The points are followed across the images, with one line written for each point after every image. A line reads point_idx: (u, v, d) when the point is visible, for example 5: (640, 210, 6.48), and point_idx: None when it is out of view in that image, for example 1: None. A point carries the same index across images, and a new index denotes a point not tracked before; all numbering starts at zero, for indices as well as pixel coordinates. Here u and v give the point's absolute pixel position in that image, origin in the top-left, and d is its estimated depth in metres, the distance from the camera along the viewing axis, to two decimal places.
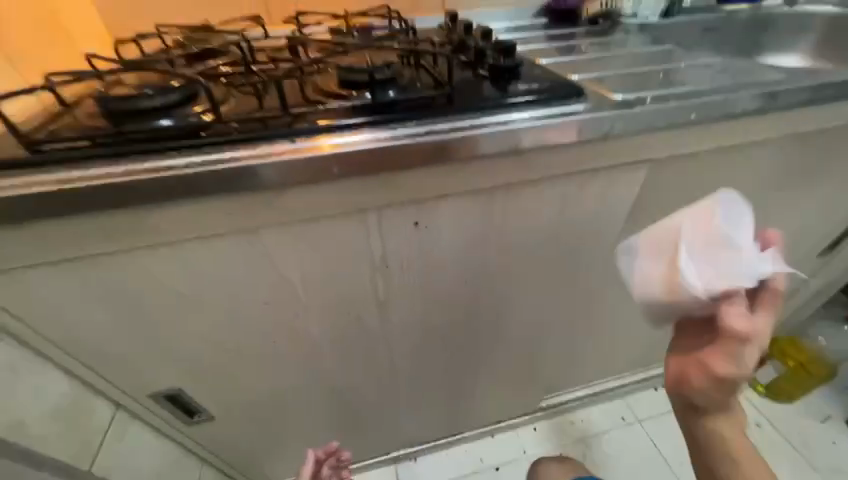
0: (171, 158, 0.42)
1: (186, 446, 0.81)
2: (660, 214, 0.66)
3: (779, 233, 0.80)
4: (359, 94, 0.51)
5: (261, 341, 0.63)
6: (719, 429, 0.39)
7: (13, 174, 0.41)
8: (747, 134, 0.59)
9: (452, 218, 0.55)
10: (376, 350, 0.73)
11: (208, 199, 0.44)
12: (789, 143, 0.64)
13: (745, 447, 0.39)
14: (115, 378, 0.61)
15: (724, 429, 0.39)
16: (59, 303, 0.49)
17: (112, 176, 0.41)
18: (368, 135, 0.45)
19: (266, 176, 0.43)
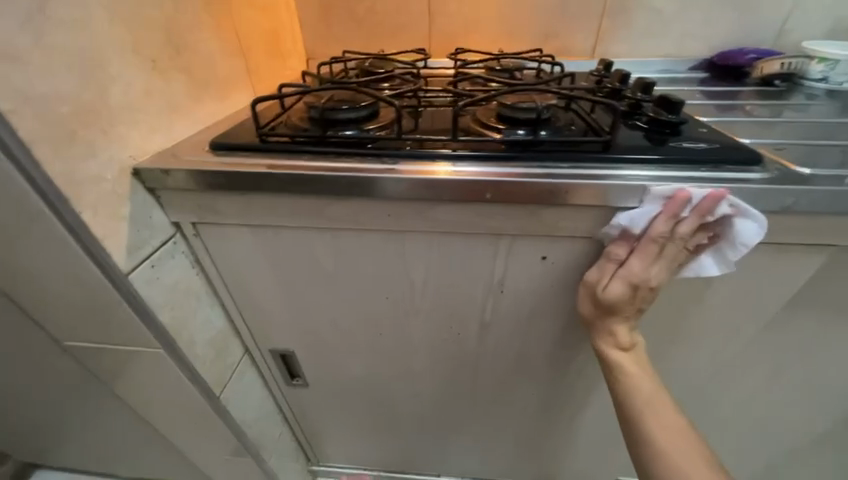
0: (357, 163, 0.51)
1: (279, 401, 0.93)
2: (832, 309, 0.56)
3: None
4: (516, 131, 0.55)
5: (370, 330, 0.70)
6: (626, 361, 0.55)
7: (247, 154, 0.53)
8: None
9: (579, 259, 0.55)
10: (464, 367, 0.75)
11: (372, 200, 0.51)
12: None
13: (652, 386, 0.53)
14: (254, 328, 0.73)
15: (632, 364, 0.54)
16: (240, 260, 0.61)
17: (312, 168, 0.50)
18: (525, 171, 0.48)
19: (427, 190, 0.49)
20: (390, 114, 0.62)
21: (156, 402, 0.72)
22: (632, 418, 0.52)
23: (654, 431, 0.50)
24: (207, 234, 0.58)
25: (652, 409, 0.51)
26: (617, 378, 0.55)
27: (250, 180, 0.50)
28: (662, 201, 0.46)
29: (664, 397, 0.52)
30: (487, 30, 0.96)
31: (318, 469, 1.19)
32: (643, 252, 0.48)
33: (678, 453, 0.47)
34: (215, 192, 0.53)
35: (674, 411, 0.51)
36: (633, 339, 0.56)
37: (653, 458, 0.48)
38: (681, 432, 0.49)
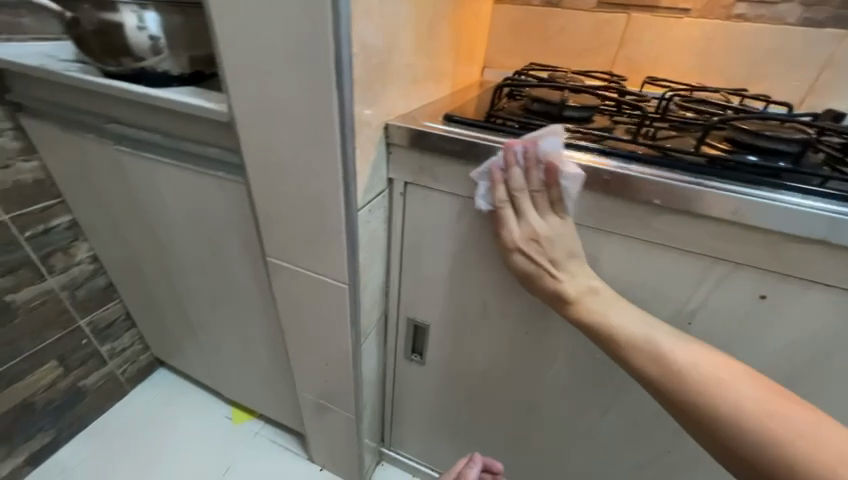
0: (584, 154, 0.52)
1: (388, 371, 0.97)
2: None
3: None
4: (756, 158, 0.52)
5: (516, 323, 0.70)
6: (610, 318, 0.49)
7: (475, 130, 0.58)
8: None
9: (806, 311, 0.49)
10: (600, 392, 0.71)
11: (590, 194, 0.53)
12: None
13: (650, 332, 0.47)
14: (404, 293, 0.78)
15: (620, 318, 0.49)
16: (427, 224, 0.66)
17: (540, 151, 0.53)
18: (779, 197, 0.45)
19: (657, 194, 0.49)
20: (604, 122, 0.63)
21: (309, 332, 0.80)
22: (654, 381, 0.45)
23: (684, 386, 0.43)
24: (411, 196, 0.64)
25: (673, 358, 0.44)
26: (612, 343, 0.48)
27: (481, 152, 0.55)
28: (486, 175, 0.54)
29: (672, 339, 0.47)
30: (681, 64, 0.93)
31: (387, 452, 1.21)
32: (506, 217, 0.54)
33: (726, 394, 0.40)
34: (440, 158, 0.59)
35: (689, 344, 0.45)
36: (583, 284, 0.52)
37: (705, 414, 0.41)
38: (719, 366, 0.42)
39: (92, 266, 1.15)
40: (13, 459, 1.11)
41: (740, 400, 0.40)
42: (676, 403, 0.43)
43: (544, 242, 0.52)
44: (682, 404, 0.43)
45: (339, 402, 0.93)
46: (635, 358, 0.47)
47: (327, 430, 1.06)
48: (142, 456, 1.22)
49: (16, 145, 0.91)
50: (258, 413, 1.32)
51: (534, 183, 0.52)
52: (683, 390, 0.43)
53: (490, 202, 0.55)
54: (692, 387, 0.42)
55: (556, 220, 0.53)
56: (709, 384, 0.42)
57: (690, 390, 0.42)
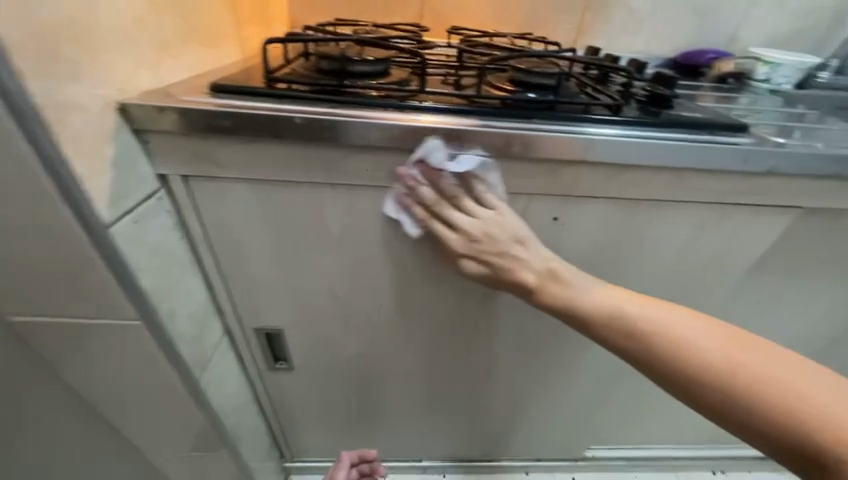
0: (375, 112, 0.48)
1: (259, 389, 0.86)
2: (776, 267, 0.68)
3: None
4: (531, 94, 0.56)
5: (369, 301, 0.67)
6: (581, 299, 0.50)
7: (248, 98, 0.48)
8: None
9: (589, 221, 0.57)
10: (463, 339, 0.75)
11: (392, 152, 0.49)
12: None
13: (622, 303, 0.48)
14: (240, 305, 0.67)
15: (590, 297, 0.49)
16: (234, 222, 0.55)
17: (326, 113, 0.46)
18: (547, 129, 0.49)
19: (450, 143, 0.48)
20: (402, 74, 0.60)
21: (121, 390, 0.62)
22: (627, 347, 0.46)
23: (663, 347, 0.44)
24: (197, 191, 0.52)
25: (647, 325, 0.45)
26: (587, 321, 0.49)
27: (257, 124, 0.45)
28: (391, 203, 0.53)
29: (622, 297, 0.49)
30: (478, 11, 0.97)
31: (293, 465, 1.12)
32: (438, 229, 0.53)
33: (708, 350, 0.42)
34: (214, 140, 0.47)
35: (662, 308, 0.46)
36: (546, 265, 0.51)
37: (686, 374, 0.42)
38: (691, 324, 0.44)
39: None
40: None
41: (722, 356, 0.41)
42: (658, 369, 0.44)
43: (484, 239, 0.51)
44: (660, 367, 0.44)
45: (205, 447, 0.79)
46: (608, 331, 0.47)
47: None
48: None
49: None
50: None
51: (448, 186, 0.51)
52: (659, 353, 0.44)
53: (414, 224, 0.54)
54: (665, 348, 0.43)
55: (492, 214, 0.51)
56: (687, 343, 0.43)
57: (668, 350, 0.43)
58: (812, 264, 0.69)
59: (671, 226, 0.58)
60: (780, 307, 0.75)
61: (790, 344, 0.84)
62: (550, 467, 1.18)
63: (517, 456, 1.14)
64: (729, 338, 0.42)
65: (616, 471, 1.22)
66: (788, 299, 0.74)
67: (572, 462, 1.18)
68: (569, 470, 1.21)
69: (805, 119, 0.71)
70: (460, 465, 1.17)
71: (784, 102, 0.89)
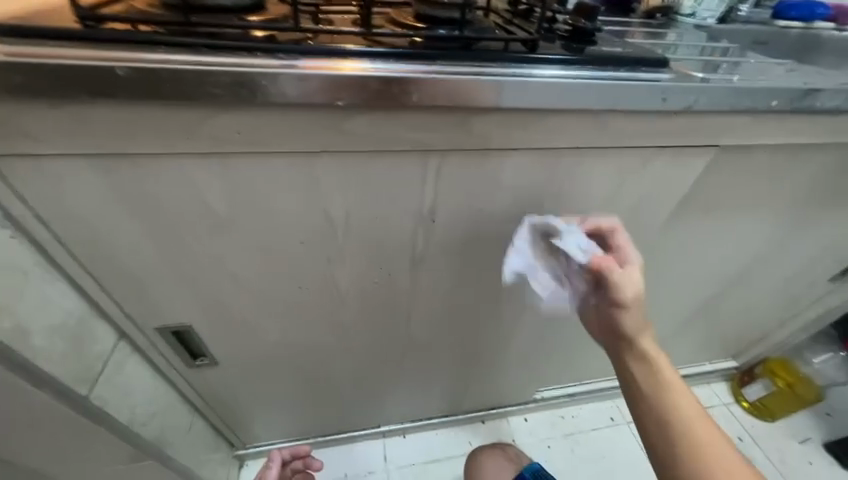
0: (235, 57, 0.38)
1: (184, 388, 0.78)
2: (695, 207, 0.70)
3: (784, 248, 0.87)
4: (436, 30, 0.47)
5: (285, 285, 0.60)
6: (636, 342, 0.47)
7: (49, 43, 0.35)
8: (798, 137, 0.61)
9: (512, 176, 0.53)
10: (399, 310, 0.71)
11: (266, 109, 0.40)
12: (820, 162, 0.69)
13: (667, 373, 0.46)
14: (127, 306, 0.57)
15: (648, 351, 0.47)
16: (81, 210, 0.44)
17: (162, 59, 0.35)
18: (452, 71, 0.41)
19: (336, 93, 0.39)
20: (280, 10, 0.48)
21: None
22: (639, 392, 0.46)
23: (674, 419, 0.43)
24: (13, 174, 0.40)
25: (672, 402, 0.44)
26: (628, 359, 0.48)
27: (63, 78, 0.33)
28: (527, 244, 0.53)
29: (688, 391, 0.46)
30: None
31: (247, 452, 1.09)
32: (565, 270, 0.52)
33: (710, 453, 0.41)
34: (12, 103, 0.35)
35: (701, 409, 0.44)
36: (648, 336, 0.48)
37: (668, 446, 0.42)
38: (705, 429, 0.42)
39: None
40: None
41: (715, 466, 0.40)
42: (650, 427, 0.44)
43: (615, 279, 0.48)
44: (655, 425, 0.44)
45: None
46: (639, 374, 0.46)
47: None
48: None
49: None
50: None
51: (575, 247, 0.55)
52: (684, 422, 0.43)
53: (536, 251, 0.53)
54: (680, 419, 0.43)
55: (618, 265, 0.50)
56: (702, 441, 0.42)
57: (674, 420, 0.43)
58: (727, 201, 0.70)
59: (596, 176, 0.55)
60: (698, 245, 0.79)
61: (708, 276, 0.90)
62: (504, 412, 1.25)
63: (473, 409, 1.19)
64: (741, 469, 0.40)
65: (563, 406, 1.32)
66: (706, 236, 0.77)
67: (524, 405, 1.25)
68: (522, 412, 1.28)
69: (724, 53, 0.70)
70: (420, 425, 1.20)
71: (708, 37, 0.87)
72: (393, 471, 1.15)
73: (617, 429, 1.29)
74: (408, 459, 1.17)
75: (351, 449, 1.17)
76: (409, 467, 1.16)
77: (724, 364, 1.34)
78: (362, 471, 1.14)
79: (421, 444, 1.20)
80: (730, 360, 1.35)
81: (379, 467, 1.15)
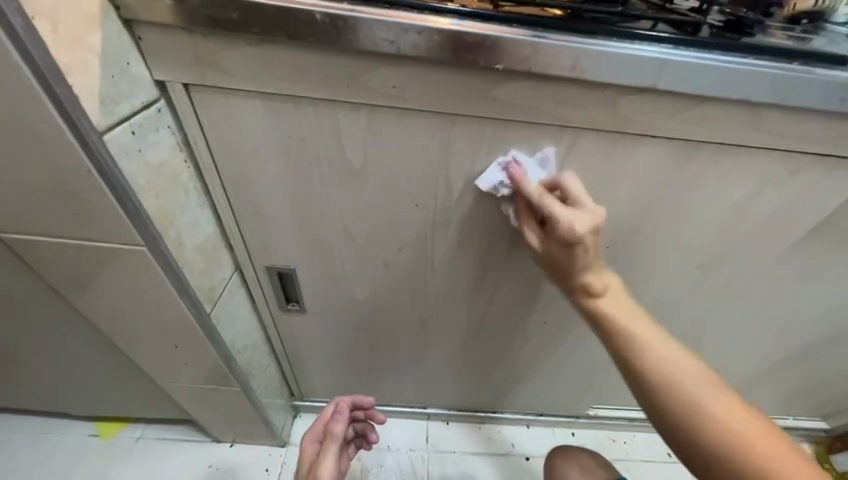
0: (409, 10, 0.40)
1: (269, 329, 0.85)
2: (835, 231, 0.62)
3: None
4: (590, 5, 0.47)
5: (387, 245, 0.63)
6: (607, 309, 0.51)
7: None
8: None
9: (640, 165, 0.51)
10: (483, 289, 0.71)
11: (425, 65, 0.42)
12: None
13: (640, 327, 0.50)
14: (249, 241, 0.63)
15: (615, 313, 0.51)
16: (241, 145, 0.49)
17: (347, 7, 0.38)
18: (612, 43, 0.40)
19: (496, 56, 0.40)
20: None
21: (130, 320, 0.61)
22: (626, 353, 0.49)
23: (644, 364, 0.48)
24: (202, 104, 0.46)
25: (653, 350, 0.48)
26: (609, 328, 0.51)
27: (268, 17, 0.38)
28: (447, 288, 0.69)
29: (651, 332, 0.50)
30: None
31: (302, 404, 1.16)
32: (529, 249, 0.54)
33: (685, 374, 0.47)
34: (220, 38, 0.40)
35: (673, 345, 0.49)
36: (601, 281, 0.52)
37: (655, 386, 0.47)
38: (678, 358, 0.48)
39: None
40: None
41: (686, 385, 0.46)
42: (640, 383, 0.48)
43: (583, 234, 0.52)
44: (640, 375, 0.48)
45: (217, 380, 0.79)
46: (619, 341, 0.50)
47: (218, 410, 0.94)
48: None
49: None
50: (132, 418, 1.12)
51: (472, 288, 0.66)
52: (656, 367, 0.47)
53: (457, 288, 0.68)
54: (648, 358, 0.48)
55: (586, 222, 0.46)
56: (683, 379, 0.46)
57: (655, 366, 0.47)
58: None
59: (708, 173, 0.51)
60: (825, 277, 0.70)
61: (825, 316, 0.79)
62: (551, 421, 1.21)
63: (521, 410, 1.17)
64: (716, 389, 0.46)
65: (615, 429, 1.25)
66: (837, 269, 0.69)
67: (574, 419, 1.21)
68: (571, 426, 1.24)
69: None
70: (464, 415, 1.20)
71: None
72: (433, 453, 1.17)
73: (672, 466, 1.20)
74: (447, 446, 1.18)
75: (394, 424, 1.21)
76: (448, 454, 1.17)
77: (812, 423, 1.19)
78: (403, 446, 1.17)
79: (462, 434, 1.20)
80: (821, 420, 1.19)
81: (419, 447, 1.17)
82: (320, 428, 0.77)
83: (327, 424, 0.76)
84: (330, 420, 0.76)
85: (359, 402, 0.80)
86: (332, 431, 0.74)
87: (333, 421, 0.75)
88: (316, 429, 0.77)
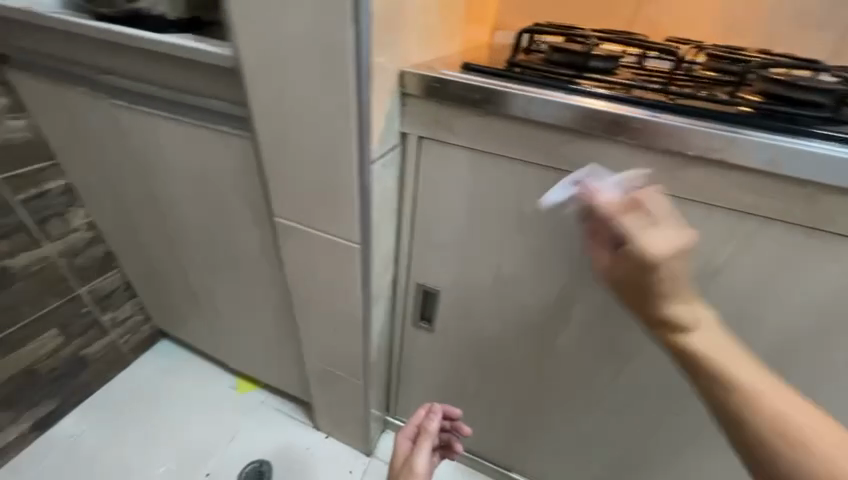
0: (611, 102, 0.49)
1: (395, 339, 0.96)
2: None
3: None
4: (792, 107, 0.49)
5: (529, 287, 0.69)
6: (694, 341, 0.38)
7: (492, 77, 0.54)
8: None
9: (834, 264, 0.48)
10: (613, 354, 0.72)
11: (616, 144, 0.50)
12: None
13: (734, 365, 0.37)
14: (413, 258, 0.76)
15: (702, 340, 0.38)
16: (440, 184, 0.64)
17: (562, 97, 0.50)
18: (815, 144, 0.43)
19: (687, 145, 0.46)
20: (630, 75, 0.60)
21: (315, 297, 0.78)
22: (716, 403, 0.37)
23: (737, 408, 0.36)
24: (425, 151, 0.61)
25: (760, 400, 0.35)
26: (699, 373, 0.38)
27: (501, 99, 0.51)
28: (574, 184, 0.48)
29: (756, 374, 0.37)
30: (715, 17, 0.84)
31: (391, 422, 1.22)
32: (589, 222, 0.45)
33: (807, 435, 0.34)
34: (459, 109, 0.55)
35: (787, 392, 0.36)
36: (692, 312, 0.39)
37: (772, 453, 0.34)
38: (797, 409, 0.35)
39: (90, 235, 1.10)
40: (19, 424, 1.10)
41: (818, 452, 0.33)
42: (756, 458, 0.36)
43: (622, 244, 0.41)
44: (746, 434, 0.36)
45: (348, 368, 0.93)
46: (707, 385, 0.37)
47: (332, 397, 1.07)
48: (145, 432, 1.20)
49: (4, 101, 0.85)
50: (261, 383, 1.34)
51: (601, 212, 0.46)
52: (759, 421, 0.35)
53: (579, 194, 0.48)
54: (748, 406, 0.35)
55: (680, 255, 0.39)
56: (802, 434, 0.34)
57: (756, 419, 0.35)
58: None
59: None
60: None
61: None
62: None
63: None
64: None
65: None
66: None
67: None
68: None
69: None
70: None
71: None
72: None
73: None
74: None
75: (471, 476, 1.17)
76: None
77: None
78: None
79: None
80: None
81: None
82: (414, 427, 0.78)
83: (421, 421, 0.78)
84: (424, 419, 0.77)
85: (451, 411, 0.82)
86: (425, 430, 0.75)
87: (427, 419, 0.76)
88: (411, 427, 0.78)
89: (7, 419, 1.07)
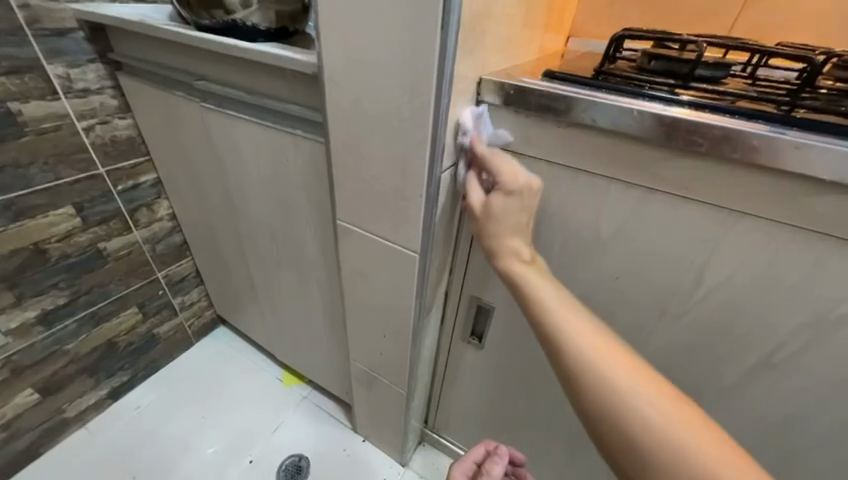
0: (720, 115, 0.43)
1: (441, 352, 0.94)
2: None
3: None
4: None
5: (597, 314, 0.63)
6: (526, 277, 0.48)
7: (578, 86, 0.51)
8: None
9: None
10: None
11: (724, 163, 0.44)
12: None
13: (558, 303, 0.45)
14: (470, 271, 0.74)
15: (531, 279, 0.48)
16: None
17: (661, 108, 0.45)
18: None
19: (821, 167, 0.39)
20: (740, 86, 0.53)
21: (369, 302, 0.78)
22: (542, 332, 0.45)
23: (557, 335, 0.43)
24: None
25: (576, 333, 0.43)
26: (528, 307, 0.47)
27: (588, 110, 0.47)
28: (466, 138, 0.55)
29: (574, 315, 0.44)
30: (837, 20, 0.74)
31: (429, 435, 1.19)
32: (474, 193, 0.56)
33: (605, 359, 0.40)
34: (538, 119, 0.52)
35: (594, 329, 0.43)
36: (524, 253, 0.51)
37: (577, 374, 0.41)
38: (608, 348, 0.41)
39: (171, 224, 1.21)
40: (98, 391, 1.21)
41: (611, 372, 0.39)
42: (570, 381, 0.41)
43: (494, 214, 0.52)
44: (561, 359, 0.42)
45: (393, 376, 0.92)
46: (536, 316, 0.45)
47: (374, 403, 1.07)
48: (199, 412, 1.27)
49: (114, 102, 0.96)
50: (306, 379, 1.38)
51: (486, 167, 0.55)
52: (571, 349, 0.42)
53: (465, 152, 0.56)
54: (565, 334, 0.43)
55: (513, 200, 0.51)
56: (603, 359, 0.40)
57: (569, 347, 0.42)
58: None
59: None
60: None
61: None
62: None
63: None
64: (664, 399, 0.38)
65: None
66: None
67: None
68: None
69: None
70: None
71: None
72: None
73: None
74: None
75: None
76: None
77: None
78: None
79: None
80: None
81: None
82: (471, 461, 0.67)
83: (482, 458, 0.66)
84: (487, 459, 0.65)
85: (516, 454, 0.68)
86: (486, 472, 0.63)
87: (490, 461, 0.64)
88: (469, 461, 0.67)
89: (89, 385, 1.18)
